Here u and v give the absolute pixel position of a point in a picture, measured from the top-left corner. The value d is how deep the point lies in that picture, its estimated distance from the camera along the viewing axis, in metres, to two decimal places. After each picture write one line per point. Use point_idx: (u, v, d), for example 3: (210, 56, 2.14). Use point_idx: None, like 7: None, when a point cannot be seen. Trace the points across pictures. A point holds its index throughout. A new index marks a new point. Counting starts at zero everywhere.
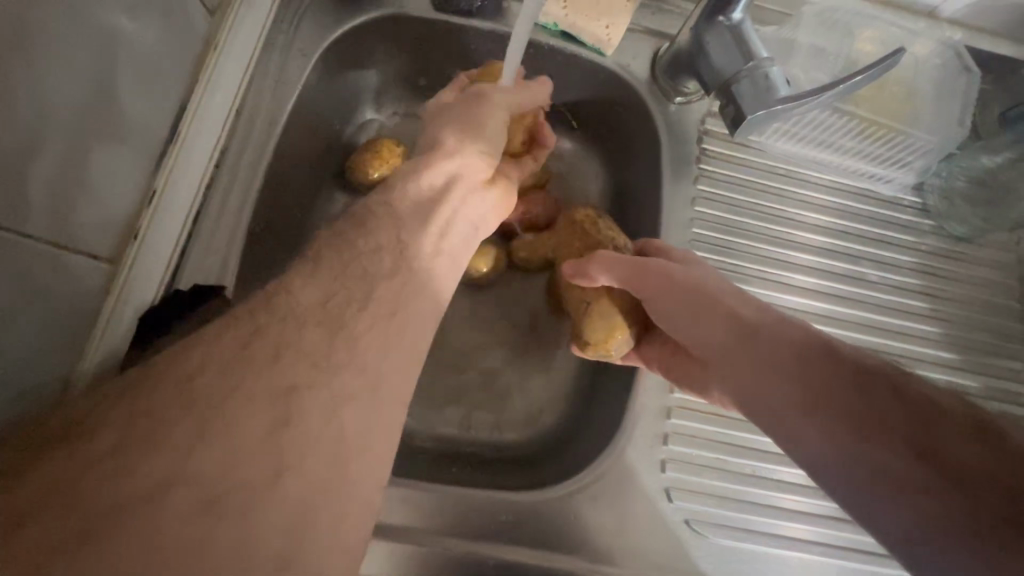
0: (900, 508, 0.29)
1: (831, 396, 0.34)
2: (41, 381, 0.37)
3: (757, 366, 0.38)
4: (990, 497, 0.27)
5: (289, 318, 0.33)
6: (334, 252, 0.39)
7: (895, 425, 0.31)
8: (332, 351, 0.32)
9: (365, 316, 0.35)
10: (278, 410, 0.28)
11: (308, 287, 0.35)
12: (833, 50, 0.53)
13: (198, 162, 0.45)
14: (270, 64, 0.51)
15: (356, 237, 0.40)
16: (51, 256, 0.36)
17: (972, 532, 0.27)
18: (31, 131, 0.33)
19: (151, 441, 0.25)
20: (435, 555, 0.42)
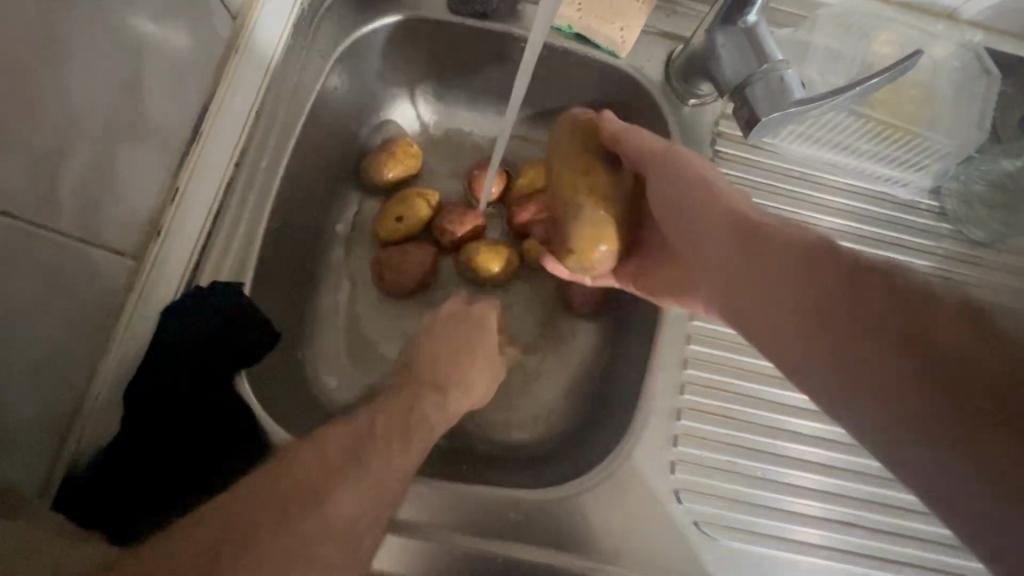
0: (890, 421, 0.28)
1: (825, 299, 0.32)
2: (68, 375, 0.38)
3: (749, 269, 0.37)
4: (985, 394, 0.25)
5: (316, 549, 0.31)
6: (377, 453, 0.37)
7: (892, 329, 0.29)
8: (374, 425, 0.39)
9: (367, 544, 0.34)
10: (342, 482, 0.34)
11: (345, 495, 0.34)
12: (850, 52, 0.53)
13: (218, 164, 0.46)
14: (288, 67, 0.52)
15: (399, 444, 0.38)
16: (79, 252, 0.37)
17: (959, 427, 0.26)
18: (64, 131, 0.34)
19: (244, 539, 0.30)
20: (446, 553, 0.43)
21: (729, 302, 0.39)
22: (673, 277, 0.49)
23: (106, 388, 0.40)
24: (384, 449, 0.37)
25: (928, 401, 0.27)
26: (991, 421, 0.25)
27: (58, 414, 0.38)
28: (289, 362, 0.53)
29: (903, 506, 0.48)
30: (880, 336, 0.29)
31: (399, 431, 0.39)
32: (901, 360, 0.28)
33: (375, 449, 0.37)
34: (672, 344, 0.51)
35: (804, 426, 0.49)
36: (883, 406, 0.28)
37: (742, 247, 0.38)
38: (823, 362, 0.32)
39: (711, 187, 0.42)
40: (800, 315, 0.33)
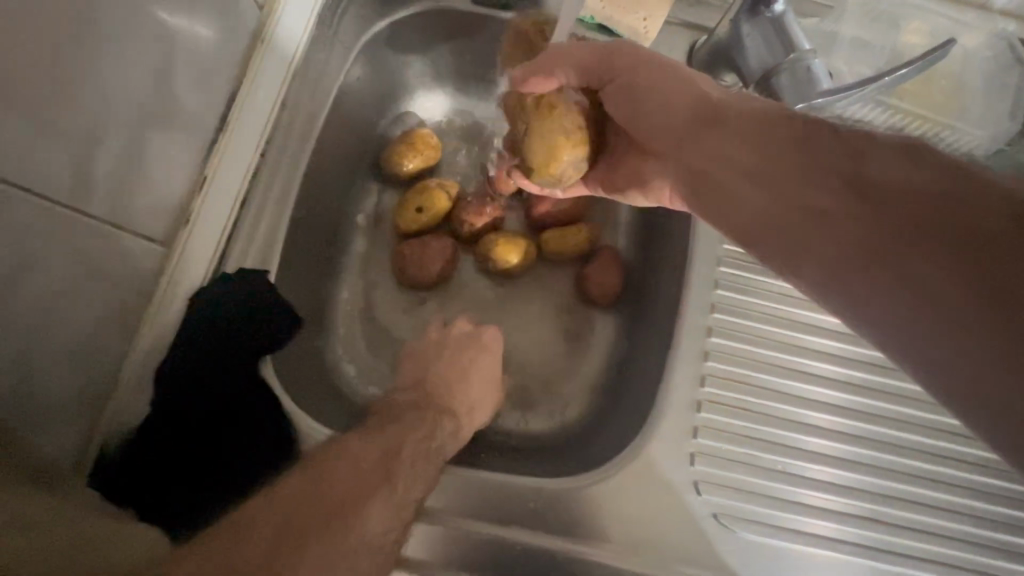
0: (853, 263, 0.32)
1: (845, 187, 0.34)
2: (98, 358, 0.38)
3: (712, 138, 0.42)
4: (910, 207, 0.31)
5: (357, 558, 0.32)
6: (402, 468, 0.38)
7: (904, 210, 0.31)
8: (405, 439, 0.40)
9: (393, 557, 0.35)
10: (377, 487, 0.36)
11: (377, 506, 0.35)
12: (878, 42, 0.52)
13: (245, 153, 0.47)
14: (314, 58, 0.52)
15: (423, 456, 0.40)
16: (112, 237, 0.38)
17: (886, 235, 0.31)
18: (99, 119, 0.35)
19: (293, 531, 0.31)
20: (467, 539, 0.43)
21: (699, 177, 0.43)
22: (630, 170, 0.51)
23: (135, 371, 0.41)
24: (410, 465, 0.39)
25: (933, 273, 0.29)
26: (914, 227, 0.30)
27: (91, 395, 0.39)
28: (311, 350, 0.54)
29: (925, 502, 0.47)
30: (870, 201, 0.33)
31: (423, 446, 0.41)
32: (915, 236, 0.30)
33: (402, 466, 0.38)
34: (693, 337, 0.50)
35: (822, 420, 0.49)
36: (820, 231, 0.34)
37: (706, 123, 0.42)
38: (827, 242, 0.34)
39: (683, 70, 0.45)
40: (812, 201, 0.35)
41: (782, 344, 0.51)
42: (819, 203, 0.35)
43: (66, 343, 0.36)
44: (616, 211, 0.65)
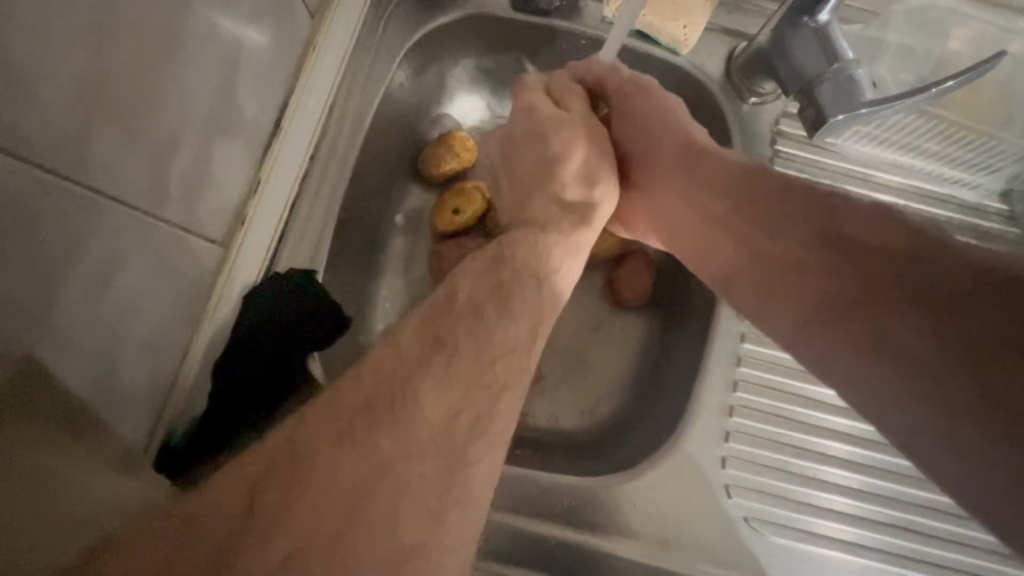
0: (832, 320, 0.33)
1: (817, 244, 0.35)
2: (166, 352, 0.41)
3: (698, 182, 0.43)
4: (880, 271, 0.32)
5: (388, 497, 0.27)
6: (451, 359, 0.33)
7: (875, 267, 0.33)
8: (464, 341, 0.34)
9: (482, 443, 0.32)
10: (424, 407, 0.31)
11: (437, 386, 0.31)
12: (922, 50, 0.52)
13: (295, 158, 0.49)
14: (360, 64, 0.54)
15: (494, 316, 0.36)
16: (181, 239, 0.41)
17: (860, 297, 0.32)
18: (175, 130, 0.38)
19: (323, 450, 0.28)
20: (502, 532, 0.45)
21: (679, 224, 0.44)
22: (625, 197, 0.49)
23: (197, 364, 0.43)
24: (451, 368, 0.32)
25: (906, 333, 0.30)
26: (884, 291, 0.31)
27: (160, 386, 0.41)
28: (351, 346, 0.56)
29: (950, 510, 0.48)
30: (842, 261, 0.34)
31: (491, 309, 0.36)
32: (885, 294, 0.31)
33: (460, 330, 0.34)
34: (724, 343, 0.51)
35: (851, 427, 0.49)
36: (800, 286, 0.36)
37: (693, 167, 0.44)
38: (804, 295, 0.35)
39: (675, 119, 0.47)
40: (797, 258, 0.36)
41: None
42: (795, 258, 0.36)
43: (141, 337, 0.39)
44: None
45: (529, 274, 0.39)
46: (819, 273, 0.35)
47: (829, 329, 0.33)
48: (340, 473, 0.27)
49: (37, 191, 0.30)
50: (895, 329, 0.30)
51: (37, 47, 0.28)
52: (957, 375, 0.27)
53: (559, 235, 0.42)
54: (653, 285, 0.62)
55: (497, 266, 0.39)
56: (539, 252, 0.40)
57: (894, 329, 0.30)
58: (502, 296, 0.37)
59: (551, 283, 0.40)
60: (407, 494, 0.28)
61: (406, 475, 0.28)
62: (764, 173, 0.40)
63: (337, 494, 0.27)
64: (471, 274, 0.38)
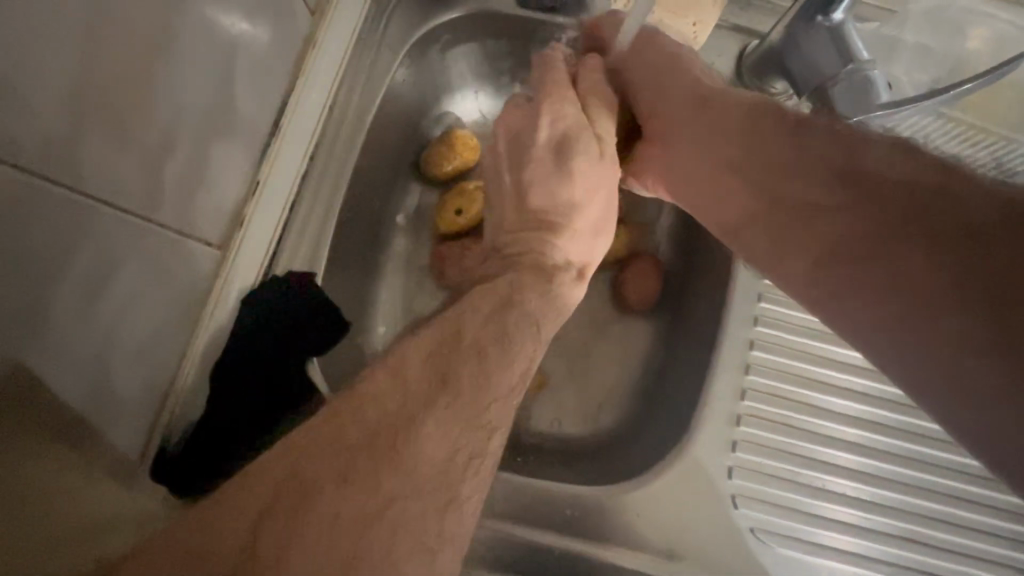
0: (854, 260, 0.33)
1: (837, 181, 0.35)
2: (161, 358, 0.40)
3: (707, 123, 0.42)
4: (905, 203, 0.32)
5: (389, 528, 0.28)
6: (458, 379, 0.33)
7: (897, 223, 0.32)
8: (465, 372, 0.34)
9: (479, 479, 0.32)
10: (429, 439, 0.31)
11: (439, 425, 0.31)
12: (939, 49, 0.50)
13: (294, 157, 0.48)
14: (361, 61, 0.53)
15: (496, 356, 0.35)
16: (176, 243, 0.40)
17: (884, 231, 0.32)
18: (168, 131, 0.37)
19: (324, 481, 0.27)
20: (502, 540, 0.44)
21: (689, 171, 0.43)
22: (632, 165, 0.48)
23: (193, 369, 0.42)
24: (453, 401, 0.32)
25: (933, 269, 0.29)
26: (908, 228, 0.31)
27: (155, 393, 0.40)
28: (351, 348, 0.55)
29: (960, 523, 0.47)
30: (863, 199, 0.33)
31: (493, 348, 0.36)
32: (911, 228, 0.31)
33: (462, 370, 0.34)
34: (733, 350, 0.50)
35: (861, 437, 0.48)
36: (821, 225, 0.35)
37: (701, 108, 0.42)
38: (822, 238, 0.35)
39: (681, 61, 0.45)
40: (815, 198, 0.36)
41: (823, 359, 0.50)
42: (813, 198, 0.36)
43: (135, 343, 0.38)
44: (656, 214, 0.64)
45: (528, 317, 0.39)
46: (839, 209, 0.34)
47: (854, 267, 0.33)
48: (340, 506, 0.27)
49: (28, 197, 0.30)
50: (921, 262, 0.30)
51: (24, 49, 0.28)
52: (983, 313, 0.27)
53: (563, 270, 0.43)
54: (660, 289, 0.61)
55: (497, 300, 0.39)
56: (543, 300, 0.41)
57: (919, 263, 0.30)
58: (506, 325, 0.37)
59: (550, 326, 0.40)
60: (407, 526, 0.28)
61: (405, 507, 0.29)
62: (777, 112, 0.39)
63: (338, 529, 0.26)
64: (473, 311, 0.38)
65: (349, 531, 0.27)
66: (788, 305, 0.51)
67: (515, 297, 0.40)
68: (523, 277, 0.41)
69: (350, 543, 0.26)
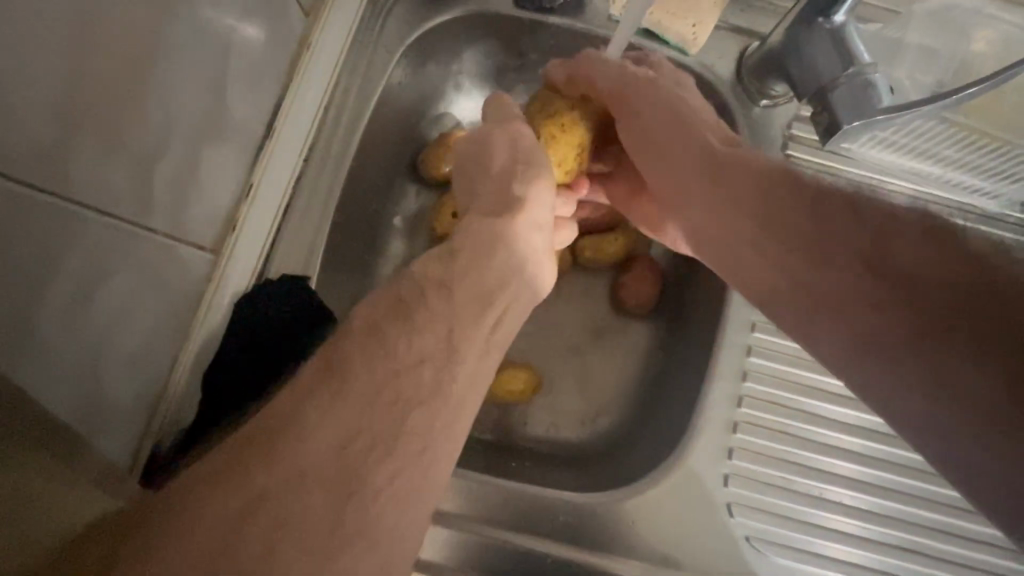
0: (848, 313, 0.33)
1: (832, 236, 0.34)
2: (154, 362, 0.40)
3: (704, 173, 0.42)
4: (898, 262, 0.32)
5: (273, 528, 0.24)
6: (358, 362, 0.30)
7: (909, 282, 0.31)
8: (358, 353, 0.31)
9: (392, 460, 0.28)
10: (319, 426, 0.27)
11: (328, 412, 0.28)
12: (943, 52, 0.49)
13: (289, 161, 0.48)
14: (357, 62, 0.52)
15: (396, 330, 0.32)
16: (168, 247, 0.40)
17: (878, 290, 0.32)
18: (160, 137, 0.37)
19: (205, 486, 0.25)
20: (494, 547, 0.44)
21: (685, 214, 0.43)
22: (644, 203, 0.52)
23: (184, 374, 0.42)
24: (344, 384, 0.29)
25: (926, 334, 0.29)
26: (903, 288, 0.31)
27: (147, 397, 0.40)
28: None
29: (959, 533, 0.46)
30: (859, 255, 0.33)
31: (393, 323, 0.32)
32: (909, 288, 0.31)
33: (353, 351, 0.31)
34: (731, 357, 0.49)
35: (860, 446, 0.48)
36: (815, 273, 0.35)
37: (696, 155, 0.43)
38: (817, 286, 0.34)
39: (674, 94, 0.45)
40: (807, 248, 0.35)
41: (823, 366, 0.49)
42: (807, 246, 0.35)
43: (127, 348, 0.38)
44: None
45: (434, 286, 0.35)
46: (832, 260, 0.34)
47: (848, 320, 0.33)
48: (214, 512, 0.24)
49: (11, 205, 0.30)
50: (916, 324, 0.30)
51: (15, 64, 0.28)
52: (977, 379, 0.27)
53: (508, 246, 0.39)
54: (659, 293, 0.60)
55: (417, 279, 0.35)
56: (454, 267, 0.36)
57: (914, 325, 0.30)
58: (414, 299, 0.34)
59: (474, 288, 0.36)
60: (323, 536, 0.25)
61: (314, 519, 0.25)
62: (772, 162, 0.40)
63: (216, 538, 0.24)
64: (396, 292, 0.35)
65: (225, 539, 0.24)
66: None
67: (434, 272, 0.36)
68: (451, 255, 0.37)
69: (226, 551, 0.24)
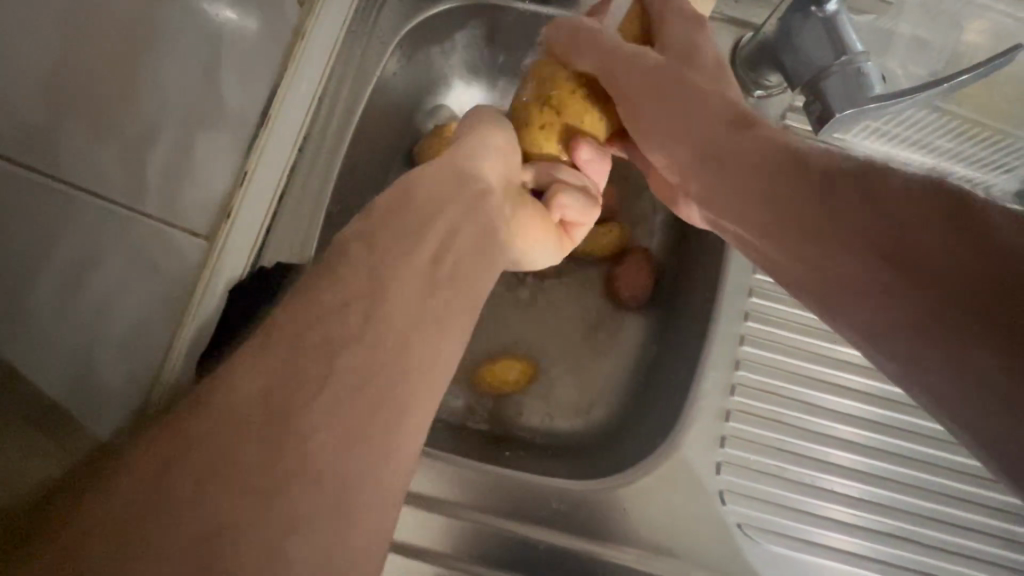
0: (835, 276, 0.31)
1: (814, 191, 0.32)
2: (147, 349, 0.40)
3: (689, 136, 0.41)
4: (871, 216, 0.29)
5: (217, 477, 0.25)
6: (294, 321, 0.31)
7: (875, 231, 0.29)
8: (294, 315, 0.31)
9: (329, 410, 0.28)
10: (256, 383, 0.28)
11: (254, 367, 0.28)
12: (937, 43, 0.50)
13: (283, 148, 0.47)
14: (351, 51, 0.52)
15: (325, 285, 0.33)
16: (164, 234, 0.40)
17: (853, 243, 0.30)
18: (150, 127, 0.39)
19: (152, 449, 0.26)
20: (489, 534, 0.44)
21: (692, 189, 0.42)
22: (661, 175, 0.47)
23: (180, 357, 0.40)
24: (277, 343, 0.29)
25: (900, 289, 0.27)
26: (884, 242, 0.28)
27: (141, 379, 0.39)
28: None
29: (953, 521, 0.46)
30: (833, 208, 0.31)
31: (325, 286, 0.33)
32: (875, 243, 0.29)
33: (291, 314, 0.31)
34: (724, 345, 0.50)
35: (854, 434, 0.48)
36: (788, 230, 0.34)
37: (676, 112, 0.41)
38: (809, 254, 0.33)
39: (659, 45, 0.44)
40: (784, 205, 0.34)
41: (817, 356, 0.50)
42: (784, 203, 0.34)
43: (120, 334, 0.39)
44: (648, 211, 0.64)
45: (365, 242, 0.37)
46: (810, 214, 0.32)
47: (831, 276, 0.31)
48: (161, 470, 0.25)
49: (24, 189, 0.34)
50: (894, 274, 0.27)
51: None
52: (957, 331, 0.24)
53: (459, 212, 0.41)
54: (653, 285, 0.60)
55: (366, 243, 0.36)
56: (392, 230, 0.38)
57: (894, 277, 0.27)
58: (342, 257, 0.35)
59: (432, 250, 0.37)
60: (260, 502, 0.25)
61: (242, 463, 0.25)
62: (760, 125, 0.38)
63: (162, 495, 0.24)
64: (344, 251, 0.36)
65: (170, 496, 0.24)
66: (783, 302, 0.51)
67: (376, 237, 0.37)
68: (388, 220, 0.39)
69: (175, 508, 0.24)
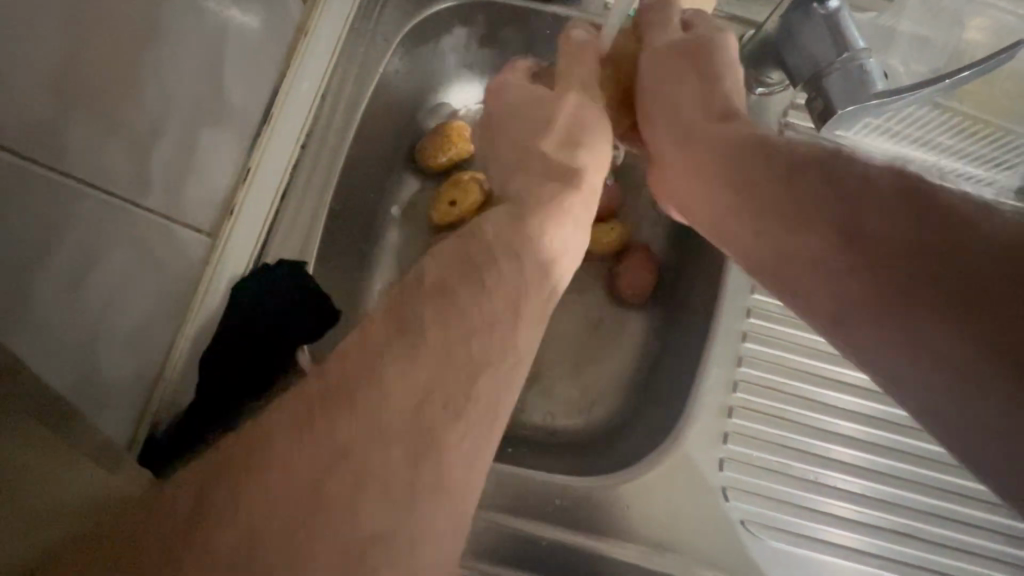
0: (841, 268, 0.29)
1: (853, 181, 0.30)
2: (150, 343, 0.40)
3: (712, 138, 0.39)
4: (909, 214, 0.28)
5: (344, 523, 0.22)
6: (432, 328, 0.27)
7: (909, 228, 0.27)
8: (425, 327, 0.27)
9: (457, 449, 0.25)
10: (395, 406, 0.24)
11: (394, 384, 0.25)
12: (938, 40, 0.50)
13: (286, 146, 0.48)
14: (354, 49, 0.52)
15: (461, 294, 0.29)
16: (165, 227, 0.40)
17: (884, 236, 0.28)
18: (155, 121, 0.38)
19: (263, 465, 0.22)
20: (491, 531, 0.44)
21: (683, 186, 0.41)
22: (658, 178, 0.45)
23: (187, 344, 0.42)
24: (412, 354, 0.26)
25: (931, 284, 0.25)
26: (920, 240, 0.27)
27: (146, 375, 0.40)
28: None
29: (954, 518, 0.46)
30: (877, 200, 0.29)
31: (458, 288, 0.29)
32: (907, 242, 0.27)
33: (426, 313, 0.27)
34: (729, 341, 0.50)
35: (856, 431, 0.48)
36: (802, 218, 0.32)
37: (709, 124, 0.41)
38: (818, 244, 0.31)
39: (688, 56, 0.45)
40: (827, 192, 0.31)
41: (818, 351, 0.50)
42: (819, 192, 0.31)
43: (124, 330, 0.39)
44: (649, 209, 0.64)
45: (502, 250, 0.32)
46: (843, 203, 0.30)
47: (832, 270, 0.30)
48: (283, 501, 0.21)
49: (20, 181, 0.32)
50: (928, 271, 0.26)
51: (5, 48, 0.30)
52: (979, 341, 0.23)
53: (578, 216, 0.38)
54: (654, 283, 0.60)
55: (499, 245, 0.32)
56: (520, 229, 0.35)
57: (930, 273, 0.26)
58: (478, 258, 0.31)
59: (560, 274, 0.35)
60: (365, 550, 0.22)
61: (363, 507, 0.22)
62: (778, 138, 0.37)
63: (281, 531, 0.21)
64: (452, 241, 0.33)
65: (287, 533, 0.21)
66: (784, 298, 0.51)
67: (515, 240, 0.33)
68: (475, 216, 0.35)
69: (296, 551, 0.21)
